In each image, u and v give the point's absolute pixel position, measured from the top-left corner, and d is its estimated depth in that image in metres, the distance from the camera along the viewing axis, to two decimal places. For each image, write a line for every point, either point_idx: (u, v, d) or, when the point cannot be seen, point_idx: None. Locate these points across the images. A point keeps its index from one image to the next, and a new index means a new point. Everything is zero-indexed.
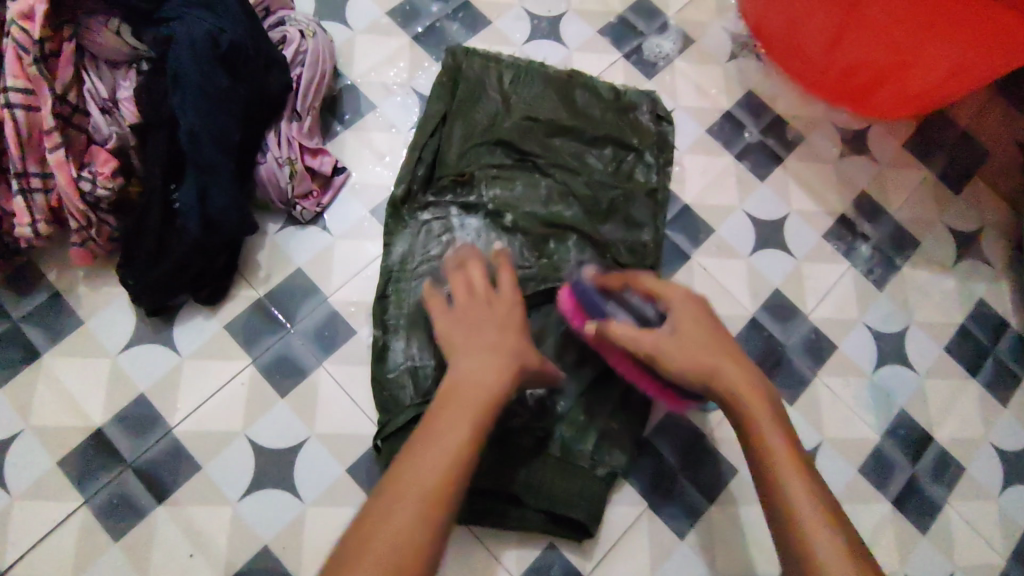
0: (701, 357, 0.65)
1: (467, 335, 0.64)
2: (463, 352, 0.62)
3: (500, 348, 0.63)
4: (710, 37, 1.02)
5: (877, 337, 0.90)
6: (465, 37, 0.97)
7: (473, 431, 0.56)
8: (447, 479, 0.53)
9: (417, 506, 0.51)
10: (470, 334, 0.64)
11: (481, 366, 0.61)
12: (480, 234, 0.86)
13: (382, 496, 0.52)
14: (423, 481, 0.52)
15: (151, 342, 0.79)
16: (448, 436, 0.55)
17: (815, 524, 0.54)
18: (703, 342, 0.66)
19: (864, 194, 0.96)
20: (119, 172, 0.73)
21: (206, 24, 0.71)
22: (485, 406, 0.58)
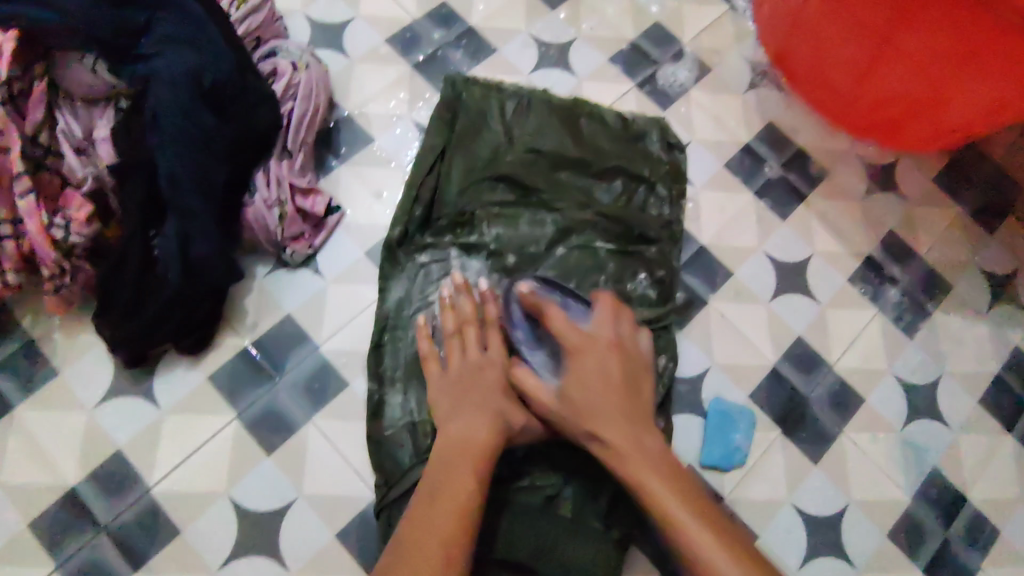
0: (602, 401, 0.63)
1: (461, 399, 0.66)
2: (453, 421, 0.64)
3: (484, 404, 0.65)
4: (728, 65, 0.96)
5: (907, 390, 0.84)
6: (468, 65, 0.92)
7: (474, 480, 0.59)
8: (457, 525, 0.56)
9: (437, 547, 0.55)
10: (466, 397, 0.66)
11: (470, 425, 0.63)
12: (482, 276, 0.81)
13: (400, 546, 0.56)
14: (435, 524, 0.56)
15: (130, 395, 0.74)
16: (453, 487, 0.59)
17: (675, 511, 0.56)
18: (602, 376, 0.64)
19: (891, 234, 0.90)
20: (94, 216, 0.69)
21: (189, 61, 0.67)
22: (483, 456, 0.61)
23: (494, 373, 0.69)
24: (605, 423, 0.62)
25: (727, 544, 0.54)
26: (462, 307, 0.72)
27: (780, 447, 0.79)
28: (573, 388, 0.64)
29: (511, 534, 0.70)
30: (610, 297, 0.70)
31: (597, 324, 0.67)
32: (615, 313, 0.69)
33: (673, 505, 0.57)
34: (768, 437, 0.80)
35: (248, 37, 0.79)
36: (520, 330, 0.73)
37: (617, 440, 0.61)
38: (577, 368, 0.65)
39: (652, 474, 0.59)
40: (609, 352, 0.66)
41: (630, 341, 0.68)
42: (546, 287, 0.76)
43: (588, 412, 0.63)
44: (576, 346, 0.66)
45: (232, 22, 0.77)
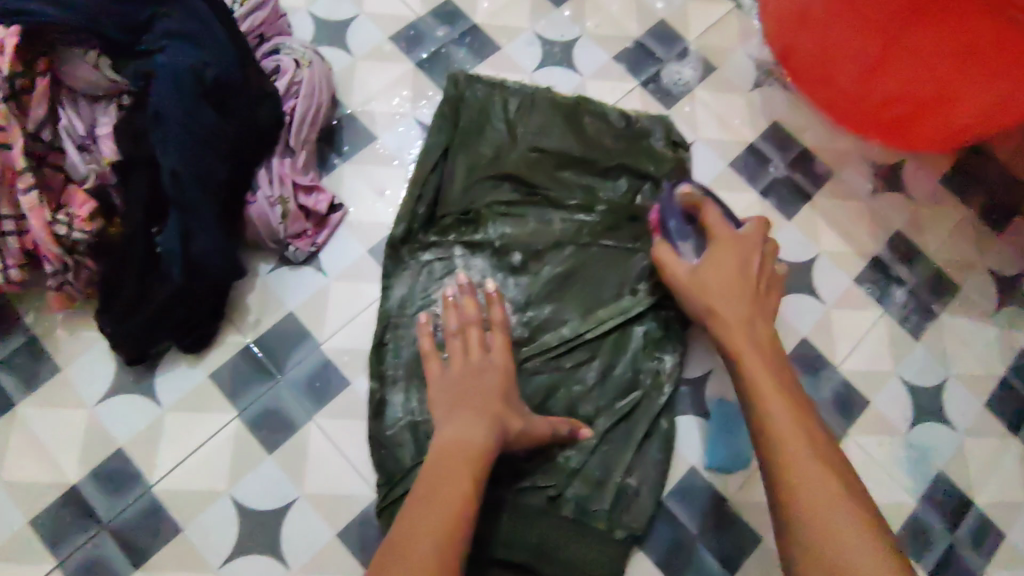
0: (728, 280, 0.69)
1: (458, 403, 0.66)
2: (449, 423, 0.64)
3: (481, 409, 0.65)
4: (734, 63, 0.96)
5: (913, 392, 0.83)
6: (472, 63, 0.92)
7: (471, 486, 0.59)
8: (453, 530, 0.55)
9: (431, 548, 0.53)
10: (467, 396, 0.66)
11: (468, 428, 0.63)
12: (486, 275, 0.81)
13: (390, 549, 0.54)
14: (430, 525, 0.55)
15: (131, 392, 0.74)
16: (450, 490, 0.58)
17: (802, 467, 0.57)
18: (738, 267, 0.70)
19: (898, 235, 0.90)
20: (97, 213, 0.69)
21: (192, 56, 0.67)
22: (479, 461, 0.61)
23: (495, 374, 0.68)
24: (715, 296, 0.69)
25: (825, 464, 0.57)
26: (465, 306, 0.72)
27: None
28: (705, 270, 0.70)
29: (511, 531, 0.70)
30: (761, 219, 0.74)
31: (751, 229, 0.73)
32: (762, 230, 0.73)
33: (769, 406, 0.61)
34: None
35: (251, 35, 0.79)
36: (673, 221, 0.76)
37: (725, 311, 0.68)
38: (712, 255, 0.71)
39: (767, 371, 0.64)
40: (750, 252, 0.71)
41: (767, 249, 0.72)
42: (702, 191, 0.78)
43: (720, 285, 0.69)
44: (726, 240, 0.71)
45: (236, 19, 0.77)
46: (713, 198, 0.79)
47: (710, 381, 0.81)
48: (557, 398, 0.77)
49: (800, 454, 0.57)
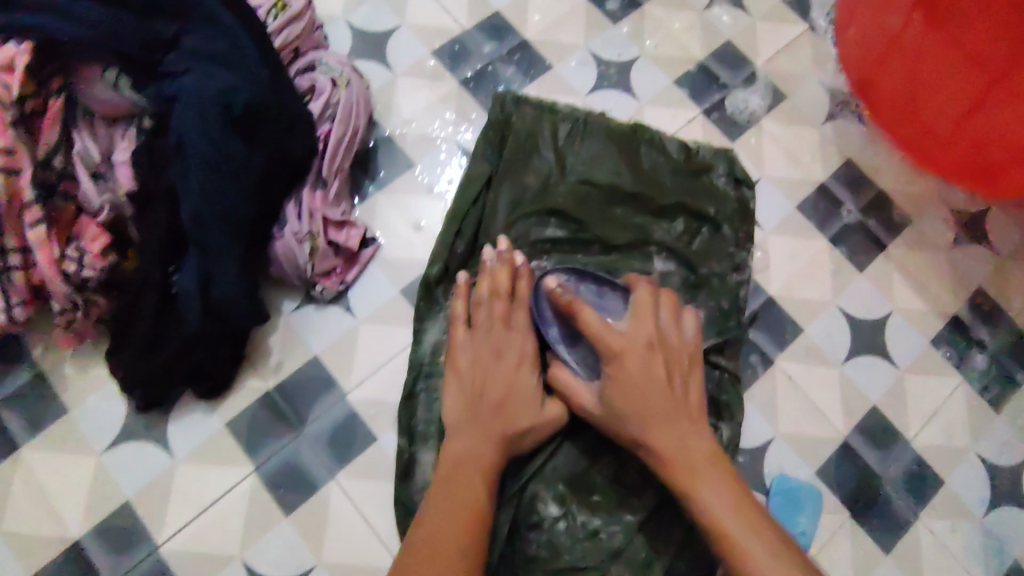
0: (651, 398, 0.60)
1: (472, 405, 0.67)
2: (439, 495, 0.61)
3: (469, 485, 0.61)
4: (807, 93, 0.87)
5: (992, 472, 0.75)
6: (520, 83, 0.84)
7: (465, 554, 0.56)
8: None
9: None
10: (497, 372, 0.68)
11: (459, 499, 0.60)
12: None
13: None
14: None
15: (139, 440, 0.68)
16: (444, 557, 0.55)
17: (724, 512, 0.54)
18: (645, 379, 0.60)
19: (980, 292, 0.81)
20: (110, 248, 0.63)
21: (221, 82, 0.59)
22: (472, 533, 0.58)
23: (515, 354, 0.69)
24: (640, 419, 0.60)
25: (784, 555, 0.51)
26: (499, 275, 0.71)
27: (846, 531, 0.72)
28: (613, 391, 0.62)
29: None
30: (648, 287, 0.65)
31: (633, 328, 0.62)
32: (653, 310, 0.63)
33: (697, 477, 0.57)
34: (835, 519, 0.72)
35: (285, 49, 0.71)
36: (551, 330, 0.71)
37: (661, 443, 0.59)
38: (617, 371, 0.61)
39: (704, 481, 0.56)
40: (648, 354, 0.61)
41: (670, 333, 0.63)
42: (573, 275, 0.72)
43: (645, 411, 0.60)
44: (613, 348, 0.61)
45: (269, 32, 0.69)
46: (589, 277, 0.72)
47: (769, 451, 0.74)
48: (602, 466, 0.71)
49: (750, 543, 0.52)
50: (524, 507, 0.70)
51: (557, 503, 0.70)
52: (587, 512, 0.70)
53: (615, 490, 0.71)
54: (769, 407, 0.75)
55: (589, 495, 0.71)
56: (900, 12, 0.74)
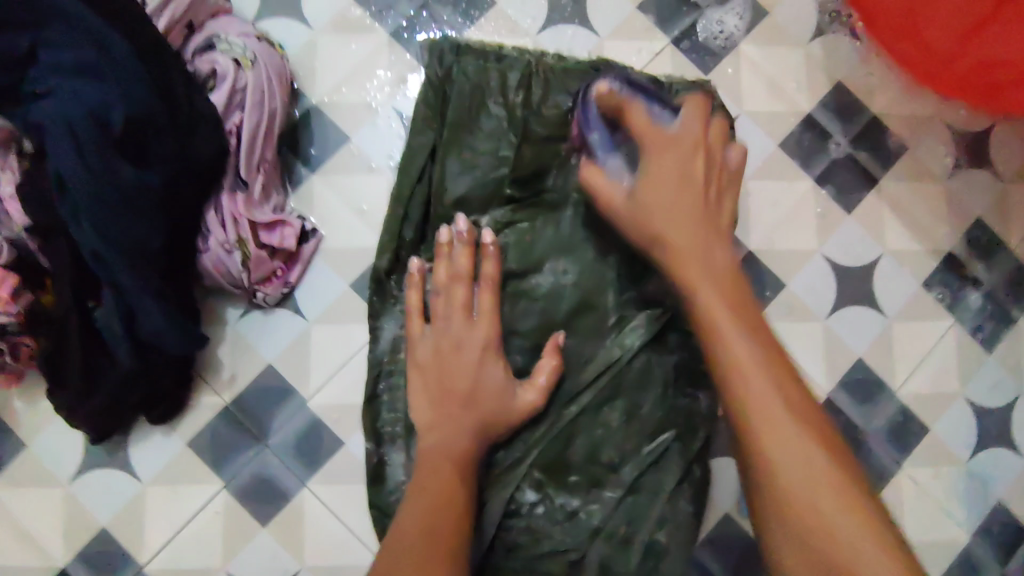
0: (676, 197, 0.55)
1: (443, 402, 0.65)
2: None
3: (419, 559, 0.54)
4: (792, 4, 0.76)
5: (979, 415, 0.73)
6: (460, 26, 0.73)
7: None
8: None
9: None
10: (460, 366, 0.65)
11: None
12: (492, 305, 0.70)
13: None
14: None
15: (105, 468, 0.67)
16: None
17: (766, 408, 0.46)
18: (679, 173, 0.56)
19: (979, 224, 0.75)
20: (21, 287, 0.59)
21: (92, 99, 0.52)
22: None
23: (476, 344, 0.65)
24: (664, 215, 0.55)
25: (780, 377, 0.47)
26: (457, 258, 0.66)
27: None
28: (642, 188, 0.56)
29: None
30: (703, 100, 0.58)
31: (686, 122, 0.57)
32: (703, 117, 0.57)
33: (732, 331, 0.50)
34: None
35: (175, 28, 0.62)
36: (597, 133, 0.62)
37: (679, 240, 0.55)
38: (653, 167, 0.57)
39: (721, 298, 0.52)
40: (693, 155, 0.56)
41: (716, 147, 0.58)
42: (627, 83, 0.62)
43: (666, 207, 0.55)
44: (659, 141, 0.57)
45: (150, 15, 0.60)
46: (644, 88, 0.62)
47: None
48: (577, 445, 0.69)
49: (783, 458, 0.44)
50: (503, 499, 0.67)
51: (534, 488, 0.68)
52: (566, 493, 0.68)
53: (591, 469, 0.69)
54: None
55: (566, 476, 0.69)
56: None
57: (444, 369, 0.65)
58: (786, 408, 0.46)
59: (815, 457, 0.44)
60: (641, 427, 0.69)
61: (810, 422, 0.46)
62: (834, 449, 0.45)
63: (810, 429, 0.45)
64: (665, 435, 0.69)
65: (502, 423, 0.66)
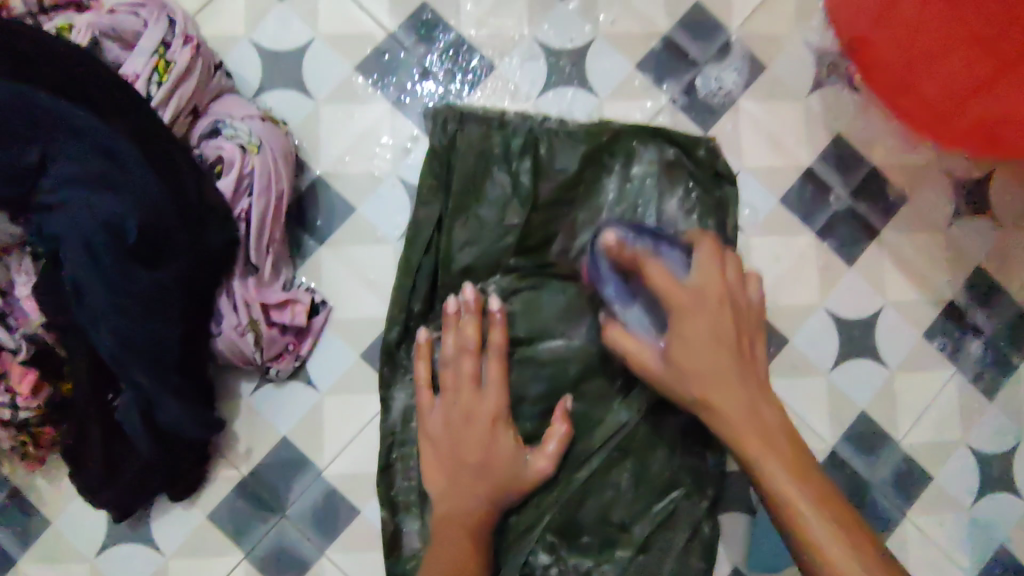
0: (711, 361, 0.58)
1: (455, 472, 0.65)
2: None
3: None
4: (789, 58, 0.76)
5: (982, 462, 0.74)
6: (460, 92, 0.74)
7: None
8: None
9: None
10: (471, 437, 0.65)
11: None
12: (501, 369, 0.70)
13: None
14: None
15: (127, 541, 0.69)
16: None
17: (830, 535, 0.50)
18: (712, 334, 0.58)
19: (979, 272, 0.76)
20: (42, 380, 0.60)
21: (105, 212, 0.53)
22: None
23: (487, 414, 0.66)
24: (718, 389, 0.58)
25: (834, 511, 0.52)
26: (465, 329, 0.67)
27: None
28: (676, 351, 0.59)
29: None
30: (711, 241, 0.60)
31: (705, 277, 0.59)
32: (720, 265, 0.60)
33: (769, 461, 0.54)
34: None
35: (180, 117, 0.62)
36: (610, 286, 0.62)
37: (718, 397, 0.58)
38: (687, 326, 0.58)
39: (770, 446, 0.55)
40: (719, 309, 0.59)
41: (739, 288, 0.60)
42: (631, 229, 0.62)
43: (701, 372, 0.58)
44: (683, 306, 0.58)
45: (155, 108, 0.60)
46: (653, 233, 0.62)
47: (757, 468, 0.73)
48: (589, 506, 0.69)
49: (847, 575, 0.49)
50: (517, 565, 0.67)
51: (547, 550, 0.68)
52: (578, 554, 0.69)
53: (603, 529, 0.69)
54: None
55: (578, 537, 0.69)
56: None
57: (456, 441, 0.66)
58: (827, 506, 0.52)
59: (817, 511, 0.52)
60: (651, 486, 0.68)
61: (792, 461, 0.55)
62: (872, 552, 0.50)
63: (840, 531, 0.51)
64: (674, 493, 0.68)
65: (514, 491, 0.66)
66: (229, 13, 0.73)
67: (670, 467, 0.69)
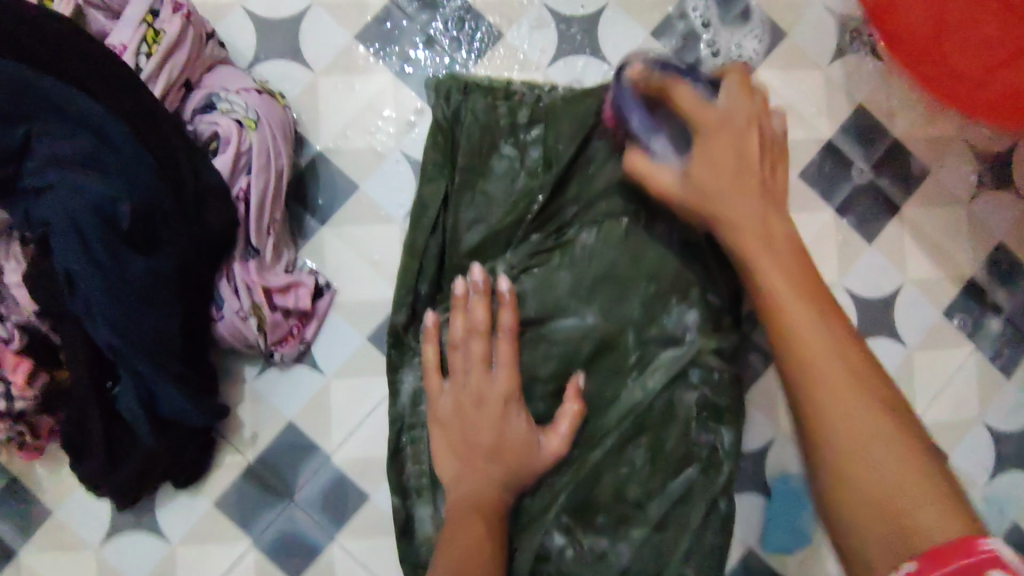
0: (733, 184, 0.51)
1: (467, 456, 0.63)
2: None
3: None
4: (810, 24, 0.73)
5: (997, 440, 0.73)
6: (467, 61, 0.70)
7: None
8: None
9: None
10: (482, 421, 0.63)
11: None
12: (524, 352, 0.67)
13: None
14: None
15: (133, 530, 0.68)
16: None
17: (845, 392, 0.41)
18: (737, 159, 0.51)
19: (1000, 247, 0.74)
20: (38, 369, 0.58)
21: (97, 195, 0.50)
22: None
23: (498, 398, 0.63)
24: (732, 193, 0.51)
25: (847, 352, 0.43)
26: (473, 311, 0.63)
27: None
28: (701, 164, 0.51)
29: None
30: (744, 70, 0.54)
31: (732, 103, 0.52)
32: (749, 95, 0.53)
33: (799, 311, 0.45)
34: None
35: (173, 90, 0.59)
36: (636, 116, 0.56)
37: (745, 223, 0.50)
38: (712, 142, 0.52)
39: (796, 306, 0.45)
40: (747, 127, 0.52)
41: (766, 116, 0.53)
42: (660, 63, 0.56)
43: (714, 192, 0.51)
44: (712, 123, 0.52)
45: (146, 81, 0.57)
46: (676, 70, 0.56)
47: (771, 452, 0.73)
48: (603, 486, 0.67)
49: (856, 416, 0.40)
50: (532, 548, 0.66)
51: (562, 531, 0.66)
52: (593, 534, 0.67)
53: (618, 507, 0.67)
54: None
55: (593, 516, 0.67)
56: None
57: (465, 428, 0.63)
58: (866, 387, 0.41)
59: (869, 401, 0.41)
60: (667, 464, 0.66)
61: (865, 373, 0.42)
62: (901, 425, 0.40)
63: (864, 392, 0.41)
64: (690, 470, 0.66)
65: (527, 472, 0.63)
66: None
67: (685, 445, 0.66)
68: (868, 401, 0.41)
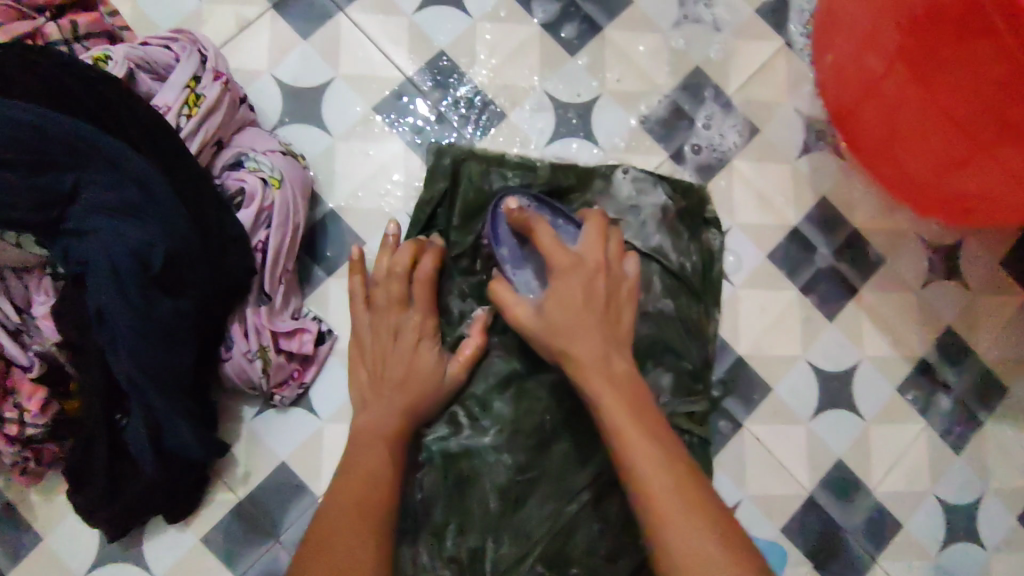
0: (574, 317, 0.56)
1: None
2: None
3: None
4: (780, 123, 0.81)
5: (948, 513, 0.78)
6: (472, 135, 0.77)
7: None
8: None
9: None
10: None
11: None
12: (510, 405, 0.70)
13: None
14: None
15: (119, 561, 0.69)
16: None
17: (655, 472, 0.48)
18: (584, 295, 0.57)
19: (948, 332, 0.81)
20: (52, 398, 0.61)
21: (134, 240, 0.56)
22: None
23: None
24: (572, 335, 0.56)
25: (653, 433, 0.51)
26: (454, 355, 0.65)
27: None
28: (551, 304, 0.57)
29: None
30: (602, 219, 0.61)
31: (587, 246, 0.59)
32: (603, 241, 0.59)
33: (612, 405, 0.52)
34: (801, 570, 0.76)
35: (206, 148, 0.65)
36: (506, 248, 0.65)
37: (582, 350, 0.55)
38: (560, 284, 0.57)
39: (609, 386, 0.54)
40: (595, 273, 0.58)
41: (618, 265, 0.60)
42: (532, 202, 0.67)
43: (564, 328, 0.56)
44: (561, 265, 0.57)
45: (184, 137, 0.63)
46: (549, 209, 0.67)
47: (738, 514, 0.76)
48: (578, 539, 0.69)
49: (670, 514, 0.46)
50: None
51: None
52: None
53: (592, 562, 0.68)
54: (738, 472, 0.76)
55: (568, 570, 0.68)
56: (881, 58, 0.66)
57: None
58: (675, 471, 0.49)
59: (674, 489, 0.47)
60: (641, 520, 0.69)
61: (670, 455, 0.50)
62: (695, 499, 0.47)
63: (673, 474, 0.48)
64: None
65: None
66: (255, 48, 0.76)
67: None
68: (674, 484, 0.48)
